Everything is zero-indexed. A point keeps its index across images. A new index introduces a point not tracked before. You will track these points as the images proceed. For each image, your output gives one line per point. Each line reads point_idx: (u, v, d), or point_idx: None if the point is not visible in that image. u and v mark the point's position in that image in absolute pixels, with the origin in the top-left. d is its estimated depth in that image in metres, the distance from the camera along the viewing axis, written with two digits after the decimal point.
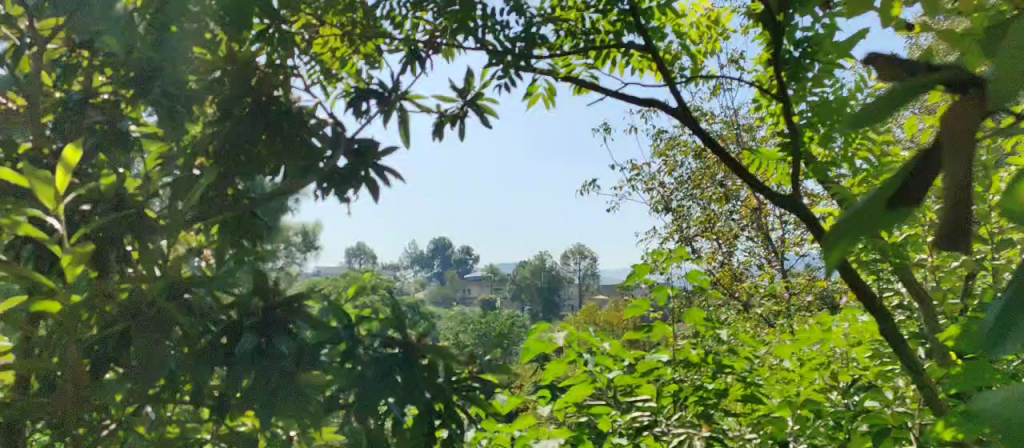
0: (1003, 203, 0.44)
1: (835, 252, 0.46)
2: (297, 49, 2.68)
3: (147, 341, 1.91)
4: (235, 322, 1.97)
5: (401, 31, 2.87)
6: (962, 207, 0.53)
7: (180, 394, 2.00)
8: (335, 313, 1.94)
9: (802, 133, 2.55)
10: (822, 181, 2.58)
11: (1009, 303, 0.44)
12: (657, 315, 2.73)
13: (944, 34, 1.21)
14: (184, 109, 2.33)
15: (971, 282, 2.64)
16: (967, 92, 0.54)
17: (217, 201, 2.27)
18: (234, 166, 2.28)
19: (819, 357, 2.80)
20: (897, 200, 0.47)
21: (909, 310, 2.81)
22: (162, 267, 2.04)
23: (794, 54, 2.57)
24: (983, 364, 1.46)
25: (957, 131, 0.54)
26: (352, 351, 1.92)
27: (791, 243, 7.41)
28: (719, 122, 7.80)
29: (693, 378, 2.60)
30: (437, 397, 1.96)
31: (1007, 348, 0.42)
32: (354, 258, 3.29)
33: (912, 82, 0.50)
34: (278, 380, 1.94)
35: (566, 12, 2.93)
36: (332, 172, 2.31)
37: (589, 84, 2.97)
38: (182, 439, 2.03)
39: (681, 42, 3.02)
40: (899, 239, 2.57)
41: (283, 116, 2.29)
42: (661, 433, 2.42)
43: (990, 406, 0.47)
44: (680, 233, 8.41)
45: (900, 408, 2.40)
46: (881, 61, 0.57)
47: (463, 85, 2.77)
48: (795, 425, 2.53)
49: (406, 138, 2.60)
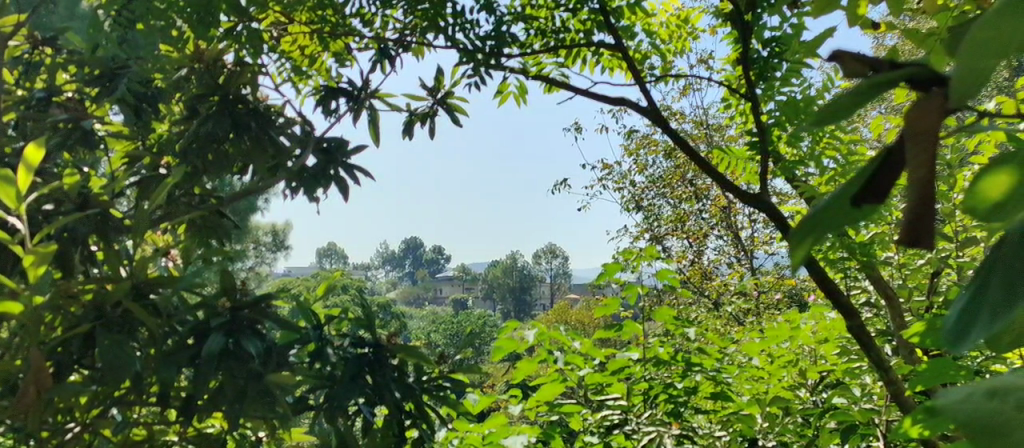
0: (966, 204, 0.42)
1: (801, 249, 0.47)
2: (267, 48, 2.65)
3: (111, 343, 1.80)
4: (203, 323, 1.94)
5: (370, 29, 2.86)
6: (928, 210, 0.45)
7: (146, 396, 1.95)
8: (304, 314, 2.05)
9: (770, 133, 2.57)
10: (789, 180, 2.61)
11: (970, 302, 0.44)
12: (627, 313, 2.73)
13: (910, 33, 1.22)
14: (150, 107, 2.37)
15: (937, 279, 2.70)
16: (931, 88, 0.47)
17: (184, 200, 2.24)
18: (203, 165, 2.22)
19: (787, 354, 2.75)
20: (864, 196, 0.46)
21: (876, 307, 2.87)
22: (128, 266, 1.96)
23: (762, 54, 2.60)
24: (947, 362, 1.48)
25: (914, 129, 0.46)
26: (320, 351, 2.00)
27: (759, 242, 7.52)
28: (689, 122, 7.87)
29: (662, 376, 2.60)
30: (407, 397, 2.01)
31: (966, 346, 0.42)
32: (325, 257, 3.34)
33: (877, 77, 0.45)
34: (246, 379, 1.89)
35: (537, 10, 2.92)
36: (301, 171, 2.28)
37: (560, 83, 2.97)
38: (150, 441, 2.00)
39: (651, 41, 3.04)
40: (866, 238, 2.61)
41: (251, 114, 2.25)
42: (631, 431, 2.44)
43: (953, 400, 0.37)
44: (651, 231, 8.44)
45: (867, 404, 2.46)
46: (852, 58, 0.53)
47: (433, 83, 2.76)
48: (763, 423, 2.57)
49: (376, 137, 2.59)
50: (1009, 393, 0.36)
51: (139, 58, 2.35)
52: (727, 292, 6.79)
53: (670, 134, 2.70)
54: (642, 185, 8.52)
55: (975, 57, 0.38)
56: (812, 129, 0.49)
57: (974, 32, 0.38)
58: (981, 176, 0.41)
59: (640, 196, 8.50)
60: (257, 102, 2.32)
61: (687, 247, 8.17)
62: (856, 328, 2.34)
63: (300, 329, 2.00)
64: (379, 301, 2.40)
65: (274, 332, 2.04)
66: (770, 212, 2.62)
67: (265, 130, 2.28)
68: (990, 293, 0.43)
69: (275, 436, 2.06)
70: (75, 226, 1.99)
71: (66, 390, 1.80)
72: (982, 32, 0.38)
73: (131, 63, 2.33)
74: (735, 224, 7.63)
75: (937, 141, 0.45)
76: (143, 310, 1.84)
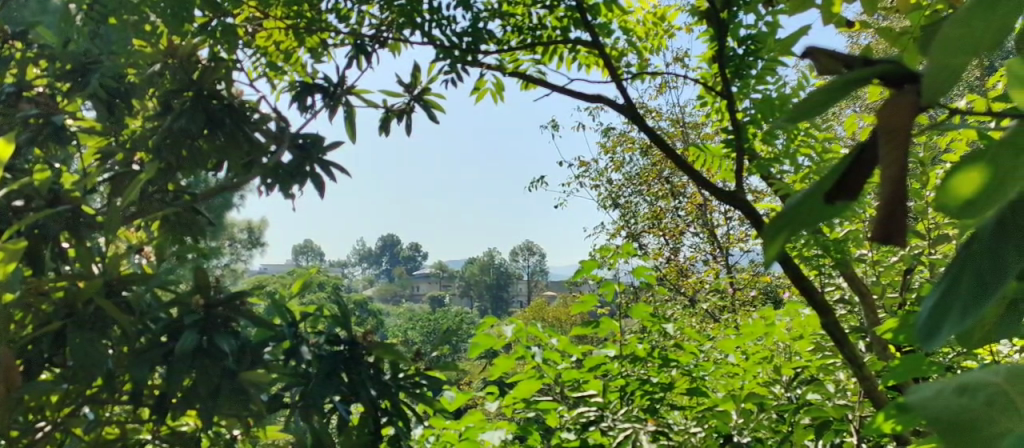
0: (941, 202, 0.42)
1: (775, 245, 0.47)
2: (242, 43, 2.63)
3: (82, 341, 1.79)
4: (176, 321, 1.91)
5: (346, 25, 2.85)
6: (901, 208, 0.46)
7: (118, 394, 1.93)
8: (278, 312, 2.03)
9: (746, 130, 2.58)
10: (764, 178, 2.63)
11: (940, 299, 0.45)
12: (603, 310, 2.74)
13: (883, 30, 1.24)
14: (122, 102, 2.29)
15: (909, 276, 2.73)
16: (904, 86, 0.47)
17: (157, 196, 2.20)
18: (176, 161, 2.20)
19: (762, 351, 2.77)
20: (836, 193, 0.47)
21: (849, 304, 2.90)
22: (100, 263, 1.94)
23: (737, 51, 2.57)
24: (920, 358, 1.48)
25: (887, 126, 0.47)
26: (295, 349, 1.99)
27: (735, 239, 7.57)
28: (666, 120, 7.92)
29: (639, 372, 2.60)
30: (383, 395, 2.01)
31: (938, 341, 0.43)
32: (302, 254, 3.34)
33: (849, 75, 0.46)
34: (220, 378, 1.87)
35: (514, 7, 2.92)
36: (276, 168, 2.25)
37: (537, 80, 2.97)
38: (123, 440, 1.98)
39: (628, 38, 3.04)
40: (840, 235, 2.63)
41: (225, 111, 2.24)
42: (607, 428, 2.47)
43: (923, 396, 0.38)
44: (627, 228, 8.47)
45: (841, 400, 2.49)
46: (824, 55, 0.54)
47: (410, 80, 2.75)
48: (738, 420, 2.58)
49: (352, 133, 2.58)
50: (978, 389, 0.37)
51: (111, 53, 2.30)
52: (702, 288, 6.85)
53: (646, 132, 2.69)
54: (618, 183, 8.53)
55: (948, 55, 0.39)
56: (786, 125, 0.50)
57: (945, 30, 0.39)
58: (953, 173, 0.42)
59: (617, 193, 8.51)
60: (231, 98, 2.30)
61: (663, 245, 8.21)
62: (830, 325, 2.35)
63: (275, 327, 1.98)
64: (356, 298, 2.39)
65: (249, 330, 2.02)
66: (745, 209, 2.64)
67: (239, 125, 2.26)
68: (961, 292, 0.43)
69: (251, 433, 2.04)
70: (46, 223, 1.96)
71: (37, 389, 1.79)
72: (953, 30, 0.39)
73: (104, 57, 2.29)
74: (710, 221, 7.69)
75: (910, 138, 0.46)
76: (116, 308, 1.81)
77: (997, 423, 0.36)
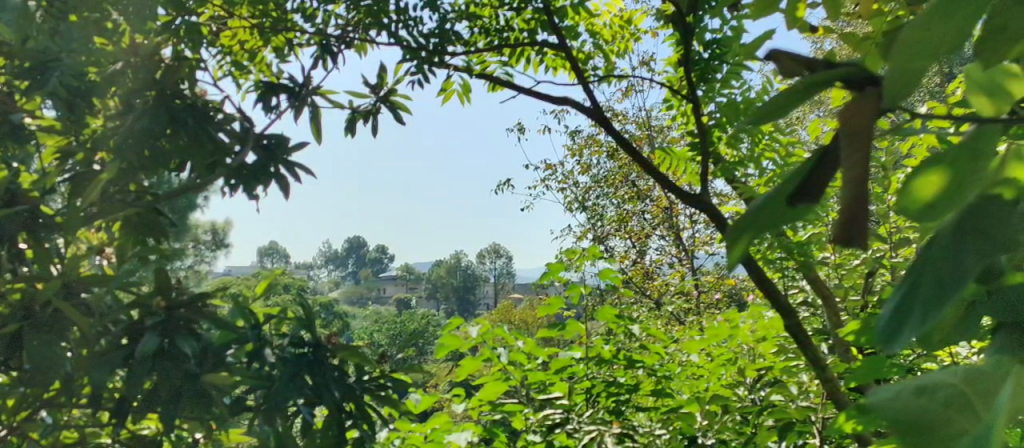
0: (901, 203, 0.50)
1: (739, 246, 0.50)
2: (207, 42, 2.60)
3: (39, 343, 1.83)
4: (137, 323, 1.87)
5: (312, 24, 2.82)
6: (863, 210, 0.47)
7: (77, 398, 1.90)
8: (241, 314, 1.99)
9: (711, 133, 2.61)
10: (730, 182, 2.67)
11: (901, 302, 0.47)
12: (570, 313, 2.74)
13: (847, 36, 1.25)
14: (84, 101, 2.17)
15: (871, 279, 2.76)
16: (866, 88, 0.49)
17: (117, 196, 2.15)
18: (139, 161, 2.13)
19: (726, 352, 2.78)
20: (798, 198, 0.49)
21: (812, 307, 2.94)
22: (59, 265, 1.96)
23: (703, 55, 2.61)
24: (881, 361, 1.51)
25: (851, 128, 0.48)
26: (258, 351, 1.93)
27: (701, 242, 7.63)
28: (631, 123, 7.98)
29: (605, 374, 2.62)
30: (348, 397, 1.99)
31: (900, 345, 0.46)
32: (267, 256, 3.32)
33: (813, 78, 0.47)
34: (181, 381, 1.85)
35: (481, 9, 2.88)
36: (240, 168, 2.21)
37: (504, 82, 2.97)
38: (81, 444, 1.95)
39: (594, 41, 3.06)
40: (803, 239, 2.65)
41: (188, 110, 2.20)
42: (572, 430, 2.47)
43: (885, 401, 0.40)
44: (594, 230, 8.49)
45: (804, 402, 2.57)
46: (788, 57, 0.55)
47: (377, 81, 2.73)
48: (702, 421, 2.62)
49: (317, 133, 2.55)
50: (935, 389, 0.39)
51: (71, 51, 2.17)
52: (669, 291, 6.92)
53: (612, 134, 2.69)
54: (585, 186, 8.55)
55: (907, 59, 0.42)
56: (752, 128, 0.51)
57: (903, 34, 0.42)
58: (916, 174, 0.49)
59: (584, 196, 8.51)
60: (195, 97, 2.26)
61: (629, 247, 8.29)
62: (793, 327, 2.39)
63: (238, 329, 1.95)
64: (321, 300, 2.37)
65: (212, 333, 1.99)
66: (711, 212, 2.66)
67: (202, 126, 2.20)
68: (921, 293, 0.46)
69: (212, 437, 2.00)
70: (3, 224, 1.94)
71: None
72: (914, 33, 0.42)
73: (63, 55, 2.16)
74: (676, 224, 7.76)
75: (872, 141, 0.47)
76: (74, 310, 1.83)
77: (954, 423, 0.37)
